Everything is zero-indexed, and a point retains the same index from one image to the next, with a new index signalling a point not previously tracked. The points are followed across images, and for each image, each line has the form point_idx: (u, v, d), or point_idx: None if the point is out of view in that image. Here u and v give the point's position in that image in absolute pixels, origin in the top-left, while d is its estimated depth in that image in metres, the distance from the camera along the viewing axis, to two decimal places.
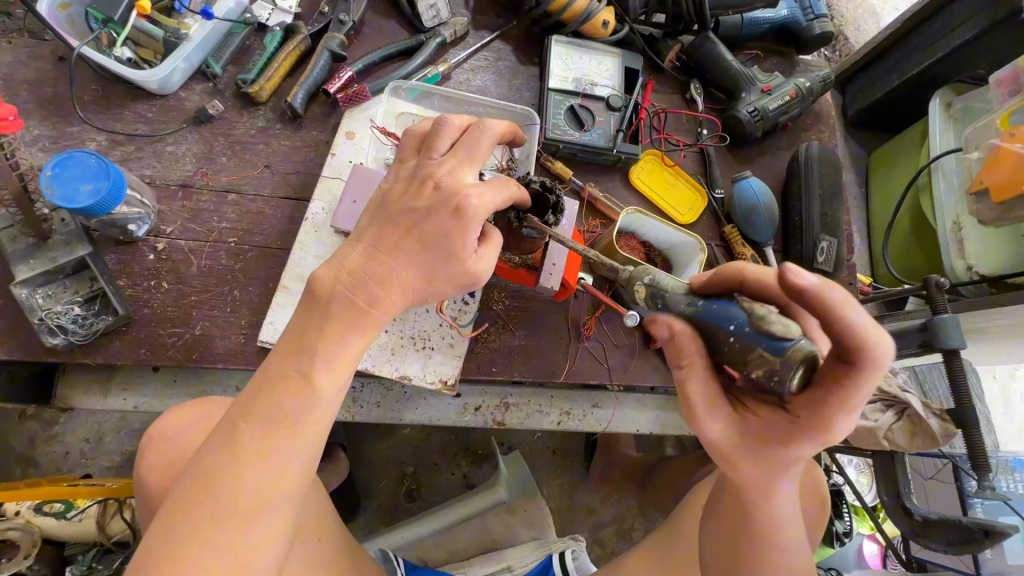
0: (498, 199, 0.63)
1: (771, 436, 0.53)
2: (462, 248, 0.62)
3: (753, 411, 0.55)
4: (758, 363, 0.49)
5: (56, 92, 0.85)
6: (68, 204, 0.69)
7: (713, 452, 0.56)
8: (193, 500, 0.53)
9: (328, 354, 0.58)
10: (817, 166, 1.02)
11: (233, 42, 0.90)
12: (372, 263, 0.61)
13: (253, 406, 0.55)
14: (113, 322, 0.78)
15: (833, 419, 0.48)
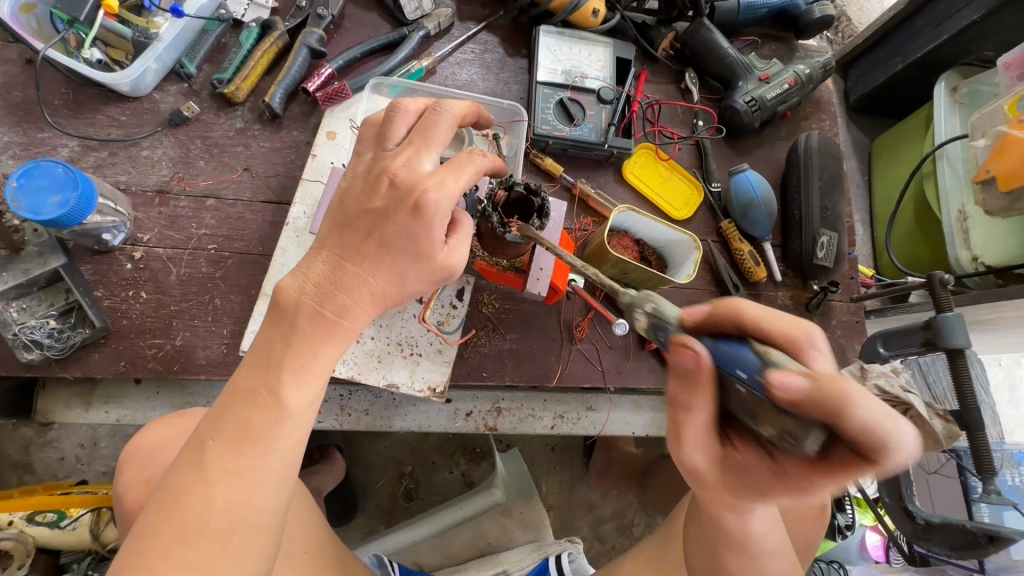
0: (459, 184, 0.60)
1: (752, 482, 0.48)
2: (431, 245, 0.59)
3: (737, 450, 0.50)
4: (770, 421, 0.42)
5: (25, 96, 0.82)
6: (35, 216, 0.67)
7: (691, 478, 0.53)
8: (162, 522, 0.50)
9: (297, 366, 0.55)
10: (817, 158, 0.98)
11: (207, 41, 0.87)
12: (339, 269, 0.59)
13: (221, 424, 0.53)
14: (90, 335, 0.76)
15: (820, 491, 0.42)
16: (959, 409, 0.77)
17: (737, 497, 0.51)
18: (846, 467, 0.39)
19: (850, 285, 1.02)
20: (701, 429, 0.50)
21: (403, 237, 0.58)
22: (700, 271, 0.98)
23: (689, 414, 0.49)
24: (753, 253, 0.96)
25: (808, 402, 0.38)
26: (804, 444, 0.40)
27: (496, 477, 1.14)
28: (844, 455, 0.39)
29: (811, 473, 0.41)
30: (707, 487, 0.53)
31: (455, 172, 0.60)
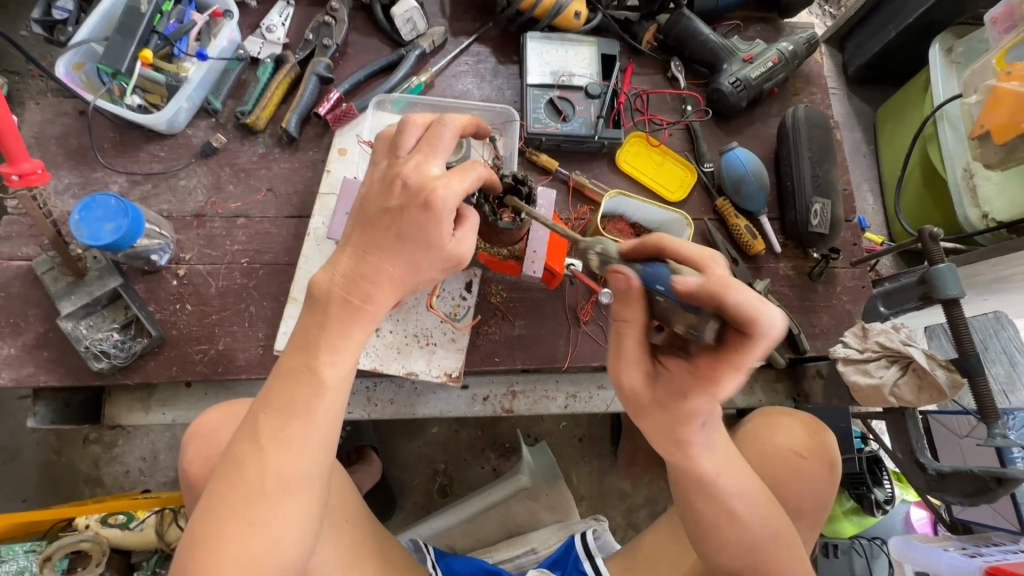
0: (464, 185, 0.65)
1: (675, 387, 0.60)
2: (441, 236, 0.65)
3: (664, 366, 0.62)
4: (681, 320, 0.56)
5: (80, 142, 0.94)
6: (95, 242, 0.77)
7: (631, 401, 0.64)
8: (225, 485, 0.58)
9: (332, 347, 0.63)
10: (805, 129, 1.01)
11: (229, 78, 0.98)
12: (362, 261, 0.65)
13: (271, 400, 0.61)
14: (146, 344, 0.85)
15: (722, 378, 0.55)
16: (958, 355, 0.77)
17: (668, 412, 0.62)
18: (736, 348, 0.52)
19: (852, 251, 1.04)
20: (637, 339, 0.62)
21: (416, 229, 0.64)
22: (698, 249, 1.01)
23: (628, 326, 0.61)
24: (749, 226, 1.00)
25: (701, 292, 0.52)
26: (703, 335, 0.54)
27: (522, 463, 1.20)
28: (734, 337, 0.51)
29: (717, 360, 0.54)
30: (643, 407, 0.64)
31: (461, 175, 0.66)
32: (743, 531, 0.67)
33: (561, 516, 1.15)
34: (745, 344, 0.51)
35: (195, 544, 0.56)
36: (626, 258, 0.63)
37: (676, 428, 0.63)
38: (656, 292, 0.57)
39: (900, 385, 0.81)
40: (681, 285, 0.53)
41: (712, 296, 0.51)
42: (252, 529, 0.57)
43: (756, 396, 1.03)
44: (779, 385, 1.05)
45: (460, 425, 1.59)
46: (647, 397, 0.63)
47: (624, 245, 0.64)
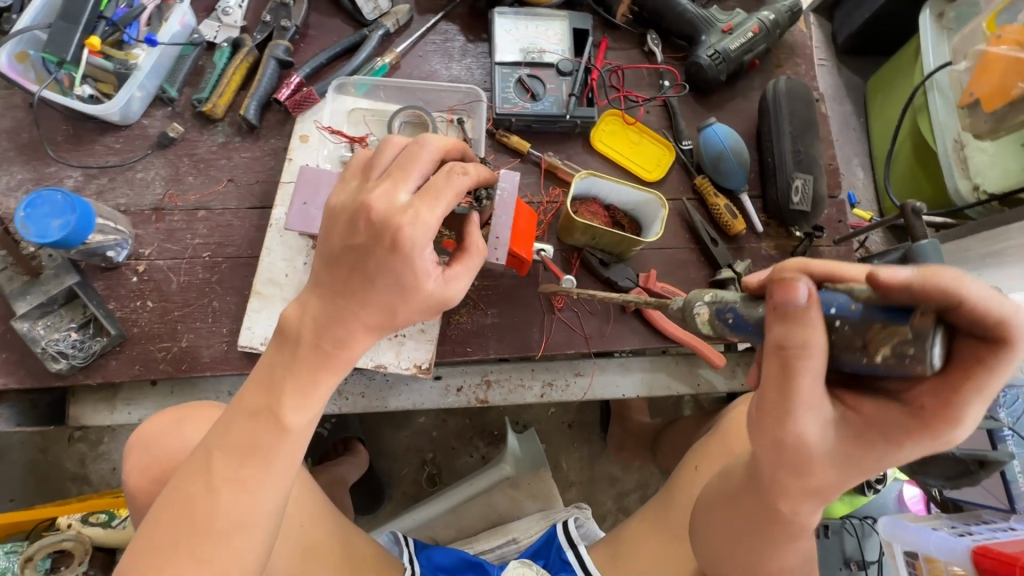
0: (436, 213, 0.58)
1: (881, 434, 0.44)
2: (418, 279, 0.58)
3: (852, 405, 0.45)
4: (881, 341, 0.39)
5: (31, 136, 0.91)
6: (42, 240, 0.74)
7: (796, 455, 0.47)
8: (172, 517, 0.56)
9: (299, 390, 0.58)
10: (786, 102, 0.97)
11: (184, 65, 0.94)
12: (333, 307, 0.59)
13: (228, 439, 0.58)
14: (106, 343, 0.83)
15: (965, 412, 0.40)
16: None
17: (850, 466, 0.47)
18: (981, 366, 0.37)
19: (837, 229, 1.00)
20: (813, 375, 0.43)
21: (388, 273, 0.57)
22: (677, 231, 0.98)
23: (802, 358, 0.42)
24: (728, 206, 0.96)
25: (920, 289, 0.36)
26: (931, 362, 0.37)
27: (506, 452, 1.19)
28: (978, 350, 0.37)
29: (954, 390, 0.39)
30: (815, 461, 0.48)
31: (437, 205, 0.58)
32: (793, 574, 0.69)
33: (543, 504, 1.14)
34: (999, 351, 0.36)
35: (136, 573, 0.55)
36: (755, 295, 0.50)
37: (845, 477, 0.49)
38: (829, 313, 0.41)
39: None
40: (885, 280, 0.38)
41: (941, 281, 0.36)
42: (196, 566, 0.55)
43: (739, 378, 0.99)
44: None
45: (448, 415, 1.57)
46: (824, 449, 0.47)
47: (750, 281, 0.51)
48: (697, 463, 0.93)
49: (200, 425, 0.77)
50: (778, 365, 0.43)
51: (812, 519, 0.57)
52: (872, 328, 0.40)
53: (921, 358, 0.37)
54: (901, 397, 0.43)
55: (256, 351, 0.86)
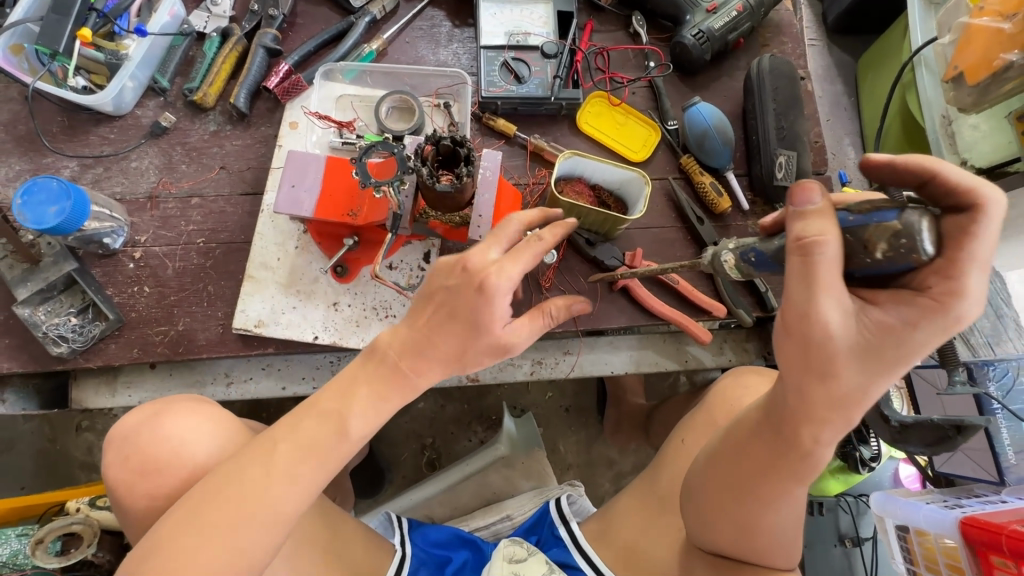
0: (519, 269, 0.59)
1: (896, 320, 0.47)
2: (493, 321, 0.60)
3: (869, 300, 0.49)
4: (880, 236, 0.46)
5: (28, 129, 0.93)
6: (39, 226, 0.76)
7: (817, 347, 0.49)
8: (219, 490, 0.57)
9: (372, 403, 0.60)
10: (769, 80, 0.97)
11: (175, 56, 0.96)
12: (419, 333, 0.61)
13: (299, 434, 0.59)
14: (105, 327, 0.86)
15: (972, 282, 0.44)
16: None
17: (865, 364, 0.50)
18: (967, 230, 0.44)
19: None
20: (833, 263, 0.47)
21: (470, 312, 0.59)
22: (663, 210, 0.99)
23: (824, 245, 0.46)
24: (714, 183, 0.97)
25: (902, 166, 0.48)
26: (922, 249, 0.45)
27: (501, 432, 1.21)
28: (959, 220, 0.45)
29: (955, 263, 0.44)
30: (836, 356, 0.50)
31: (521, 266, 0.60)
32: (786, 526, 0.73)
33: (538, 482, 1.16)
34: (974, 219, 0.44)
35: (172, 539, 0.55)
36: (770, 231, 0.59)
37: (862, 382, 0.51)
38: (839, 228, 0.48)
39: None
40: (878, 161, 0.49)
41: (919, 168, 0.47)
42: (233, 547, 0.55)
43: (726, 355, 1.01)
44: (750, 343, 1.02)
45: (447, 400, 1.60)
46: (846, 344, 0.49)
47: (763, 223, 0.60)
48: (684, 436, 0.94)
49: (184, 418, 0.72)
50: (799, 262, 0.47)
51: (828, 446, 0.60)
52: (869, 230, 0.47)
53: (913, 244, 0.44)
54: (913, 285, 0.47)
55: (250, 333, 0.89)
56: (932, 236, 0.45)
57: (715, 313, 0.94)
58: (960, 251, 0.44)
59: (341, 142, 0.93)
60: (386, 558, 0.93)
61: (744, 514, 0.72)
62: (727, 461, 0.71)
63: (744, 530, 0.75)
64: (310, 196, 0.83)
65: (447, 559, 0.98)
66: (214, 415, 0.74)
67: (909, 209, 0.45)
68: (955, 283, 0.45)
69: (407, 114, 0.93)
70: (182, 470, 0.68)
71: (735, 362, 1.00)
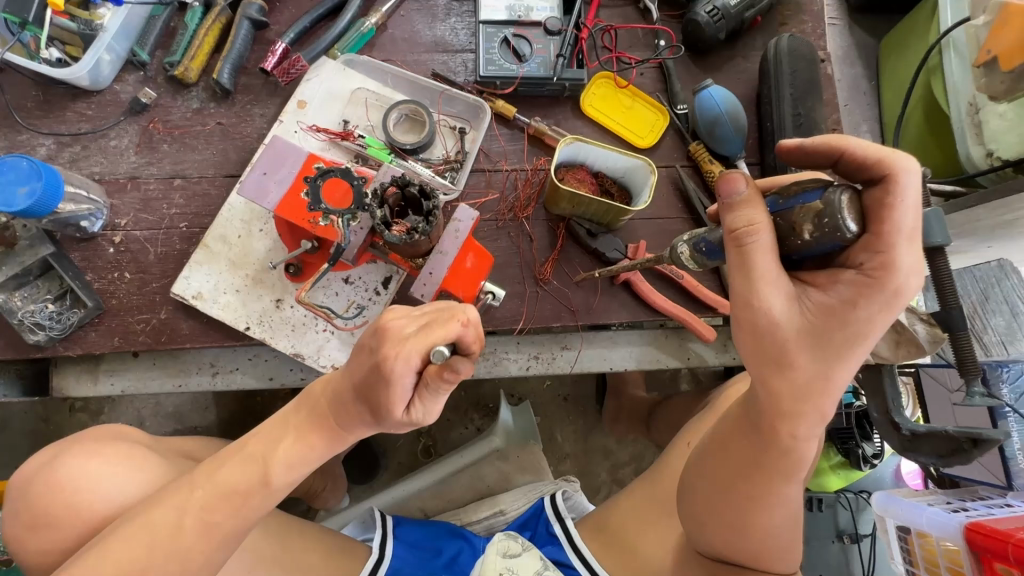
0: (422, 348, 0.50)
1: (838, 299, 0.52)
2: (393, 402, 0.53)
3: (810, 283, 0.54)
4: (806, 216, 0.50)
5: (1, 103, 0.88)
6: (8, 208, 0.72)
7: (769, 332, 0.54)
8: (119, 541, 0.54)
9: (294, 456, 0.56)
10: (787, 62, 0.91)
11: (155, 27, 0.90)
12: (340, 391, 0.56)
13: (216, 479, 0.55)
14: (84, 315, 0.82)
15: (900, 257, 0.48)
16: (941, 310, 0.69)
17: (819, 347, 0.54)
18: (883, 203, 0.48)
19: None
20: (769, 250, 0.52)
21: (370, 389, 0.53)
22: (669, 201, 0.94)
23: (754, 234, 0.52)
24: (724, 172, 0.91)
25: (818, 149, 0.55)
26: (845, 225, 0.49)
27: (496, 424, 1.18)
28: (873, 195, 0.49)
29: (879, 239, 0.49)
30: (788, 341, 0.54)
31: (427, 348, 0.50)
32: (777, 530, 0.72)
33: (533, 477, 1.13)
34: (887, 191, 0.48)
35: None
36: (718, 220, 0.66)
37: (821, 366, 0.55)
38: (770, 213, 0.53)
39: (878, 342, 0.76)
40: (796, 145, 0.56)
41: (830, 148, 0.54)
42: None
43: (731, 353, 0.97)
44: None
45: None
46: (794, 329, 0.54)
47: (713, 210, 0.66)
48: (690, 439, 0.92)
49: (85, 461, 0.68)
50: (737, 251, 0.53)
51: (808, 441, 0.62)
52: (797, 211, 0.51)
53: (835, 221, 0.48)
54: (849, 264, 0.52)
55: (186, 302, 0.85)
56: (853, 212, 0.49)
57: (720, 311, 0.90)
58: (881, 224, 0.48)
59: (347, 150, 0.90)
60: (360, 559, 0.91)
61: (733, 516, 0.72)
62: (710, 459, 0.73)
63: (740, 530, 0.73)
64: (278, 187, 0.77)
65: (436, 552, 0.96)
66: (124, 454, 0.71)
67: (831, 188, 0.49)
68: (882, 255, 0.49)
69: (419, 129, 0.90)
70: (90, 517, 0.66)
71: (740, 361, 0.96)
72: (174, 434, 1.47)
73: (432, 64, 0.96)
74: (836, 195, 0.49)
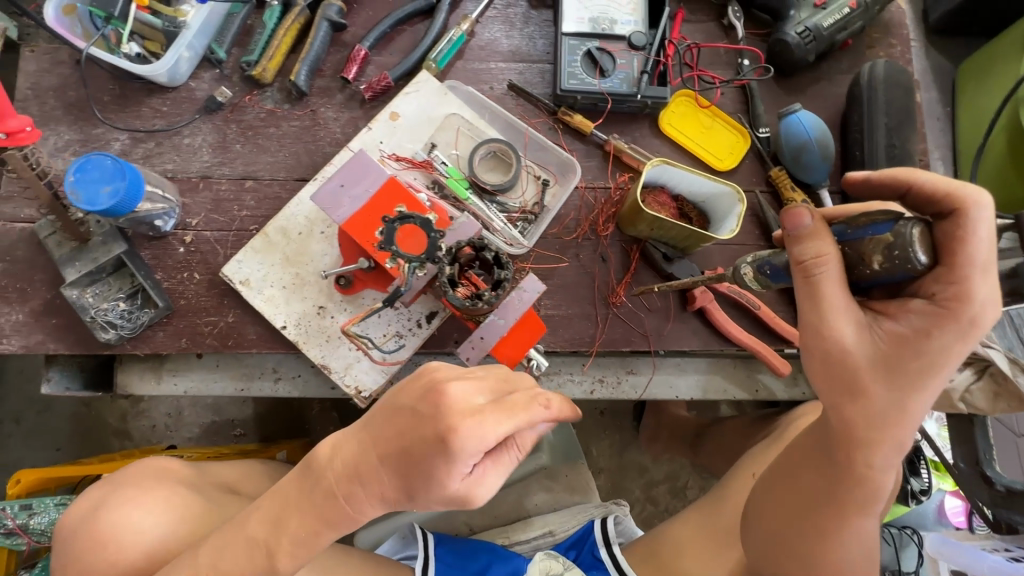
0: (499, 427, 0.50)
1: (910, 329, 0.47)
2: (450, 475, 0.50)
3: (881, 311, 0.49)
4: (874, 248, 0.45)
5: (78, 96, 0.87)
6: (91, 207, 0.71)
7: (838, 364, 0.50)
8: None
9: (296, 541, 0.56)
10: (882, 90, 0.88)
11: (233, 25, 0.89)
12: (358, 468, 0.54)
13: (221, 562, 0.57)
14: (154, 315, 0.82)
15: (976, 286, 0.44)
16: None
17: (894, 379, 0.49)
18: (954, 234, 0.43)
19: None
20: (836, 282, 0.47)
21: (423, 461, 0.50)
22: (747, 226, 0.91)
23: (821, 266, 0.47)
24: (806, 201, 0.88)
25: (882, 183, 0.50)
26: (917, 258, 0.43)
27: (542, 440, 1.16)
28: (943, 228, 0.44)
29: (953, 270, 0.44)
30: (859, 372, 0.49)
31: (502, 424, 0.50)
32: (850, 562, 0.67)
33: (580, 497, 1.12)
34: (960, 225, 0.43)
35: None
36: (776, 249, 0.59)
37: (897, 399, 0.49)
38: (836, 241, 0.48)
39: (972, 391, 0.75)
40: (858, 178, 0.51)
41: (895, 181, 0.49)
42: None
43: (800, 387, 0.94)
44: None
45: None
46: (866, 359, 0.49)
47: None
48: (754, 470, 0.89)
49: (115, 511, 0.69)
50: (802, 282, 0.49)
51: (886, 472, 0.57)
52: (865, 243, 0.46)
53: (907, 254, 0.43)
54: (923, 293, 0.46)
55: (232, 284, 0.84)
56: (925, 246, 0.44)
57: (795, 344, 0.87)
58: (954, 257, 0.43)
59: (429, 183, 0.87)
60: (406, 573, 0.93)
61: (799, 550, 0.67)
62: (773, 490, 0.69)
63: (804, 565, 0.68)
64: (352, 204, 0.74)
65: (482, 570, 0.96)
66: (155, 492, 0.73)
67: (901, 219, 0.44)
68: (956, 286, 0.44)
69: (504, 169, 0.87)
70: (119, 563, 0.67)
71: (810, 395, 0.93)
72: (211, 427, 1.46)
73: (509, 74, 0.93)
74: (906, 228, 0.44)
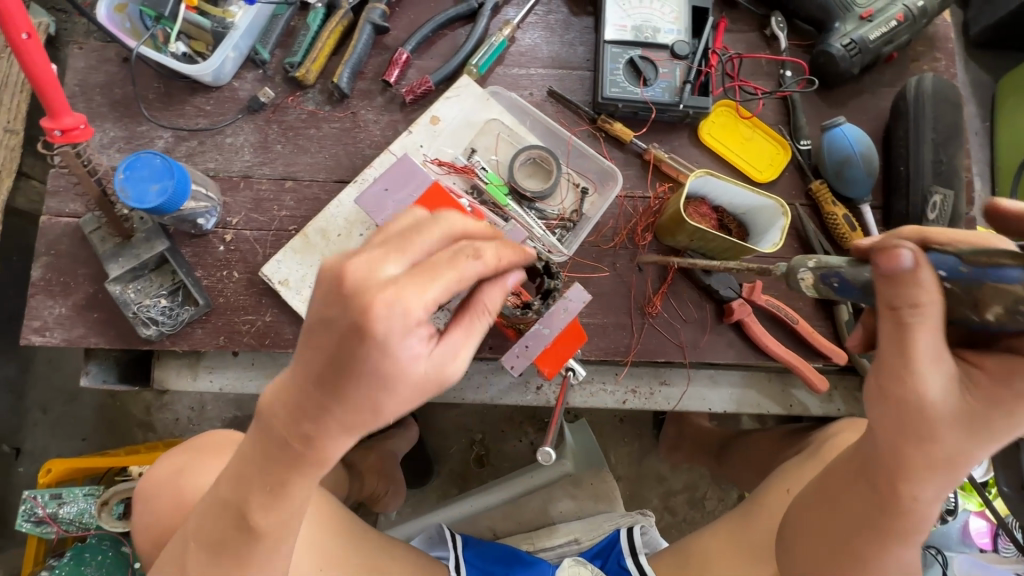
0: (428, 294, 0.42)
1: (1009, 391, 0.45)
2: (394, 350, 0.42)
3: (972, 364, 0.47)
4: (994, 298, 0.39)
5: (124, 93, 0.88)
6: (140, 204, 0.72)
7: (918, 415, 0.48)
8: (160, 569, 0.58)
9: (265, 500, 0.50)
10: (930, 105, 0.86)
11: (277, 25, 0.89)
12: (301, 408, 0.45)
13: (203, 528, 0.54)
14: (194, 312, 0.82)
15: None
16: None
17: (969, 431, 0.48)
18: None
19: None
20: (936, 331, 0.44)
21: (358, 361, 0.42)
22: (786, 239, 0.90)
23: (920, 313, 0.43)
24: (848, 216, 0.87)
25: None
26: None
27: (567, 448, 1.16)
28: None
29: None
30: (935, 422, 0.48)
31: (432, 286, 0.42)
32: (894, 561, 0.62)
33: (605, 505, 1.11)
34: None
35: None
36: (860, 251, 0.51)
37: (964, 448, 0.49)
38: (941, 276, 0.42)
39: None
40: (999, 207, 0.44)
41: None
42: None
43: (835, 404, 0.93)
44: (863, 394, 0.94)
45: None
46: (947, 411, 0.47)
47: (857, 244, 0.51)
48: (789, 486, 0.87)
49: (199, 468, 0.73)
50: (893, 323, 0.45)
51: (930, 503, 0.56)
52: (983, 288, 0.40)
53: None
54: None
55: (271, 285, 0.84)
56: None
57: (833, 360, 0.86)
58: None
59: (468, 187, 0.87)
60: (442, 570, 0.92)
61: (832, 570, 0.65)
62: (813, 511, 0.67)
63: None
64: (396, 208, 0.75)
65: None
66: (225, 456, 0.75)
67: None
68: None
69: (544, 175, 0.87)
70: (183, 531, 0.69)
71: (845, 412, 0.92)
72: (233, 421, 1.47)
73: (548, 81, 0.93)
74: None
